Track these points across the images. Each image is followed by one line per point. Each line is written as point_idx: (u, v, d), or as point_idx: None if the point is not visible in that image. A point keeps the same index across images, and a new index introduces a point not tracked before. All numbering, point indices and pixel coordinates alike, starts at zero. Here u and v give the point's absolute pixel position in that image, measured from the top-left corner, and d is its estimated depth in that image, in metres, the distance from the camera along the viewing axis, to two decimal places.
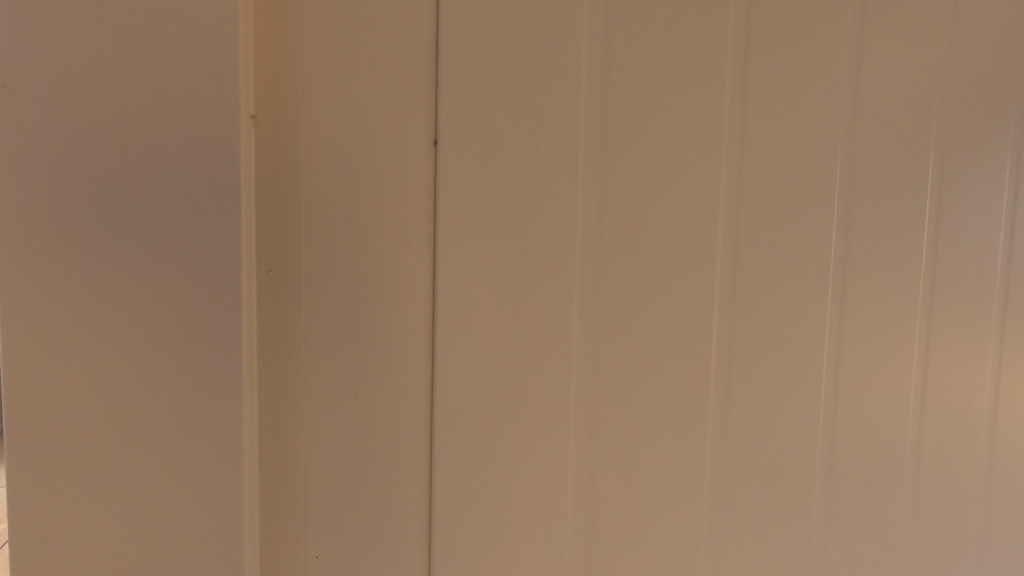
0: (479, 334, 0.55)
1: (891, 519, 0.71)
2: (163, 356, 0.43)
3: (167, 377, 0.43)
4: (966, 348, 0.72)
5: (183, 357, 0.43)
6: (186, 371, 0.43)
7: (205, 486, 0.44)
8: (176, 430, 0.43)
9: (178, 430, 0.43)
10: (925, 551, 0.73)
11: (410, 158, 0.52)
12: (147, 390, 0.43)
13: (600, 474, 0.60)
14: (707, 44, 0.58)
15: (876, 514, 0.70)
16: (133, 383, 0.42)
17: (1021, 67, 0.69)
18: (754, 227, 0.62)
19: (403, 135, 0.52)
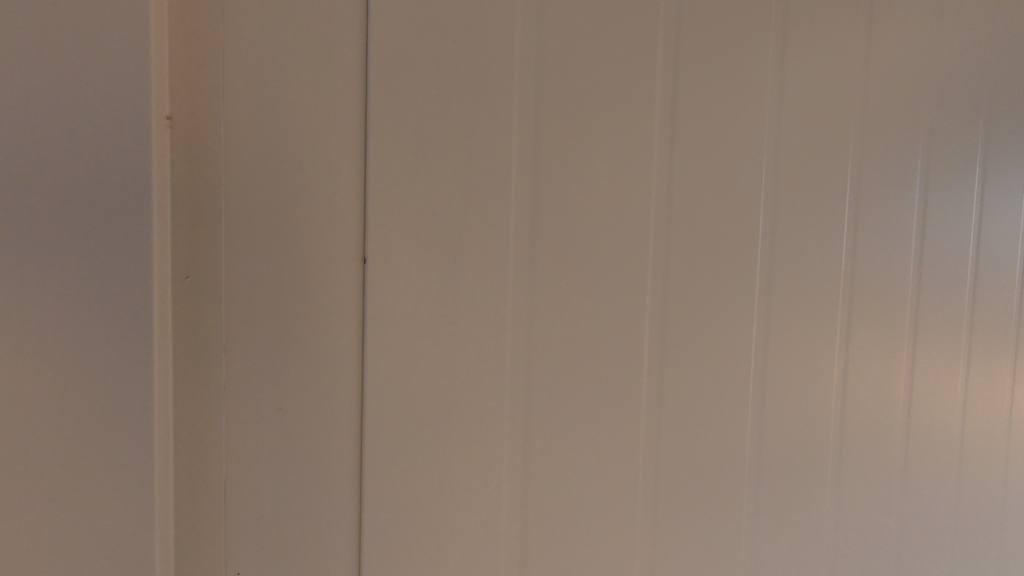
0: (417, 332, 0.54)
1: (816, 507, 0.75)
2: (75, 356, 0.40)
3: (79, 379, 0.40)
4: (883, 345, 0.77)
5: (98, 357, 0.41)
6: (102, 372, 0.41)
7: (124, 491, 0.42)
8: (88, 435, 0.41)
9: (92, 435, 0.41)
10: (848, 538, 0.78)
11: (343, 154, 0.52)
12: (46, 394, 0.40)
13: (540, 470, 0.60)
14: (637, 54, 0.60)
15: (802, 503, 0.74)
16: (40, 386, 0.40)
17: (927, 88, 0.75)
18: (684, 230, 0.64)
19: (331, 134, 0.51)
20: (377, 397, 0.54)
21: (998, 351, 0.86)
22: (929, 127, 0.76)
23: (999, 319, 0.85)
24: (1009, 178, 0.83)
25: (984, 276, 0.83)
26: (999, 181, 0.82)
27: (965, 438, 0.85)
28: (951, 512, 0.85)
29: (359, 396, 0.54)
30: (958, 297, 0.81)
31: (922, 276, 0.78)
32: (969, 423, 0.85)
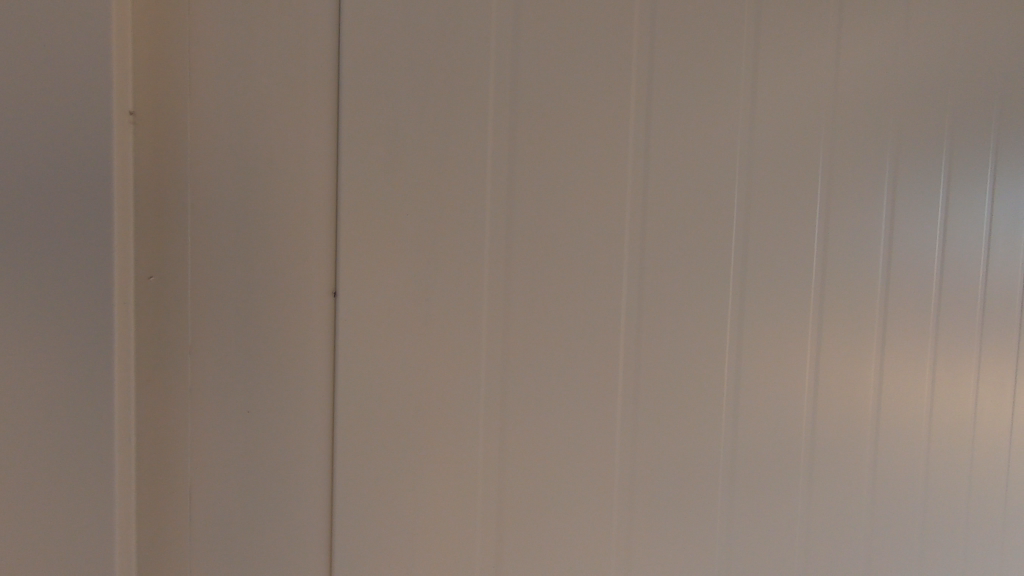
0: (539, 343, 0.45)
1: (856, 526, 0.70)
2: (220, 382, 0.37)
3: (223, 407, 0.37)
4: (918, 351, 0.75)
5: (244, 381, 0.37)
6: (248, 397, 0.37)
7: (274, 526, 0.39)
8: (236, 467, 0.37)
9: (238, 467, 0.38)
10: (888, 550, 0.75)
11: (459, 123, 0.41)
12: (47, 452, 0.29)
13: (643, 500, 0.51)
14: (725, 24, 0.52)
15: (849, 522, 0.69)
16: (184, 418, 0.36)
17: (959, 94, 0.75)
18: (765, 229, 0.56)
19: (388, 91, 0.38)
20: (495, 424, 0.44)
21: (1001, 347, 0.89)
22: (954, 131, 0.75)
23: (1005, 312, 0.89)
24: (1019, 177, 0.87)
25: (996, 271, 0.87)
26: (1010, 181, 0.86)
27: (978, 428, 0.88)
28: (962, 509, 0.88)
29: (475, 426, 0.43)
30: (976, 293, 0.84)
31: (949, 273, 0.79)
32: (982, 413, 0.89)
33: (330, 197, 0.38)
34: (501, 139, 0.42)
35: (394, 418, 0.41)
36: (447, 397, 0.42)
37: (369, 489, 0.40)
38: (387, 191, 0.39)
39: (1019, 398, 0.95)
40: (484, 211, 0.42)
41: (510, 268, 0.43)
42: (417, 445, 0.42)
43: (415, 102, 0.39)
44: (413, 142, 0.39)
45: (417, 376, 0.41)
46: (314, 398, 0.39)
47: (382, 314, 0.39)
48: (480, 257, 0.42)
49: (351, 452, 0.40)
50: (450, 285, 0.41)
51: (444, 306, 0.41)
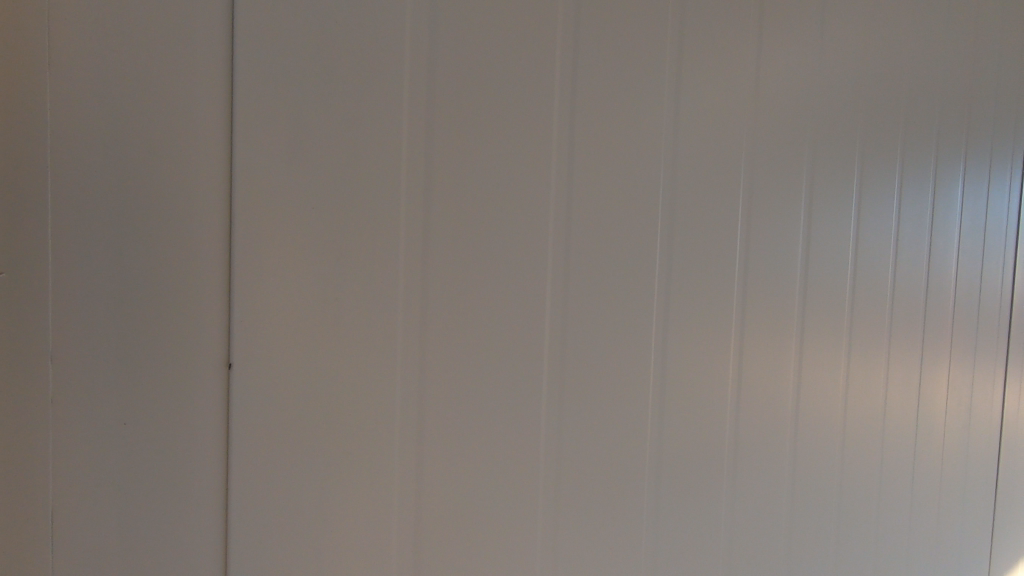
0: (460, 343, 0.43)
1: (777, 520, 0.72)
2: (90, 386, 0.33)
3: (93, 413, 0.33)
4: (831, 350, 0.79)
5: (120, 381, 0.33)
6: (127, 405, 0.34)
7: (155, 547, 0.35)
8: (108, 482, 0.33)
9: (113, 482, 0.33)
10: (807, 541, 0.78)
11: (370, 112, 0.39)
12: None
13: (568, 501, 0.51)
14: (645, 30, 0.52)
15: (770, 517, 0.71)
16: (45, 425, 0.32)
17: (867, 105, 0.79)
18: (686, 232, 0.57)
19: (283, 79, 0.36)
20: (413, 429, 0.42)
21: (904, 345, 0.95)
22: (864, 141, 0.80)
23: (908, 310, 0.96)
24: (917, 184, 0.93)
25: (901, 272, 0.93)
26: (911, 187, 0.92)
27: (887, 420, 0.94)
28: (873, 499, 0.92)
29: (391, 431, 0.41)
30: (884, 293, 0.89)
31: (861, 274, 0.83)
32: (890, 405, 0.94)
33: (222, 182, 0.35)
34: (417, 131, 0.40)
35: (299, 421, 0.38)
36: (359, 400, 0.40)
37: (270, 500, 0.37)
38: (290, 181, 0.36)
39: (920, 390, 1.02)
40: (399, 205, 0.40)
41: (429, 264, 0.41)
42: (325, 452, 0.39)
43: (321, 86, 0.37)
44: (319, 129, 0.37)
45: (325, 377, 0.38)
46: (204, 403, 0.36)
47: (285, 310, 0.37)
48: (396, 253, 0.40)
49: (248, 460, 0.36)
50: (361, 280, 0.39)
51: (356, 303, 0.39)
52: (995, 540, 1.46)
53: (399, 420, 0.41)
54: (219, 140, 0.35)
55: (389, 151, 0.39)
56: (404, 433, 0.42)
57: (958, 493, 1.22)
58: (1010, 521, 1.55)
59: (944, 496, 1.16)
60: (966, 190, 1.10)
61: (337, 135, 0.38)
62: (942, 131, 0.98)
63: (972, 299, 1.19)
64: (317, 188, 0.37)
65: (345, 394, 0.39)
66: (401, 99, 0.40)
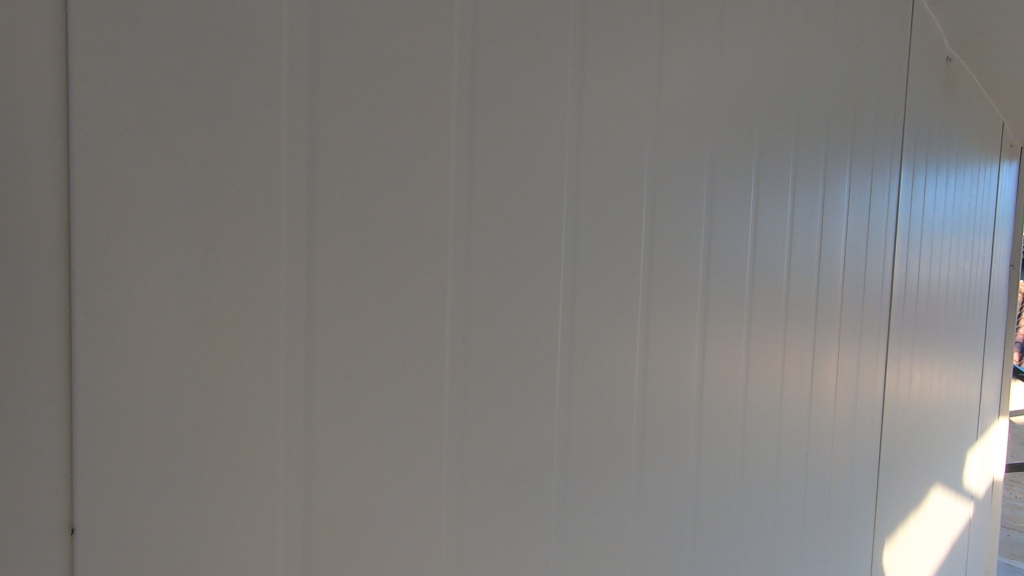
0: (352, 351, 0.39)
1: (683, 504, 0.75)
2: None
3: None
4: (731, 341, 0.83)
5: None
6: None
7: None
8: None
9: None
10: (712, 523, 0.82)
11: (242, 89, 0.33)
12: None
13: (478, 505, 0.49)
14: (548, 27, 0.51)
15: (676, 502, 0.74)
16: None
17: (760, 111, 0.84)
18: (591, 229, 0.58)
19: (135, 43, 0.30)
20: (299, 451, 0.37)
21: (797, 334, 1.02)
22: (759, 145, 0.84)
23: (802, 301, 1.03)
24: (808, 183, 1.00)
25: (795, 264, 0.99)
26: (803, 186, 0.98)
27: (784, 403, 1.00)
28: (772, 479, 0.98)
29: (274, 455, 0.36)
30: (780, 285, 0.95)
31: (759, 266, 0.88)
32: (786, 389, 1.00)
33: (58, 170, 0.28)
34: (299, 115, 0.36)
35: (160, 453, 0.32)
36: (235, 421, 0.34)
37: (129, 541, 0.31)
38: (144, 168, 0.30)
39: (813, 373, 1.10)
40: (279, 197, 0.35)
41: (316, 264, 0.37)
42: (193, 485, 0.33)
43: (179, 56, 0.31)
44: (184, 102, 0.31)
45: (190, 399, 0.33)
46: (41, 444, 0.29)
47: (136, 322, 0.31)
48: (280, 248, 0.35)
49: (100, 507, 0.30)
50: (235, 284, 0.34)
51: (228, 312, 0.34)
52: (878, 509, 1.61)
53: (283, 441, 0.36)
54: (52, 116, 0.28)
55: (266, 136, 0.34)
56: (289, 456, 0.37)
57: (846, 466, 1.33)
58: (889, 488, 1.71)
59: (834, 471, 1.26)
60: (851, 190, 1.20)
61: (203, 115, 0.32)
62: (829, 135, 1.06)
63: (857, 290, 1.30)
64: (175, 176, 0.31)
65: (217, 416, 0.34)
66: (279, 78, 0.35)
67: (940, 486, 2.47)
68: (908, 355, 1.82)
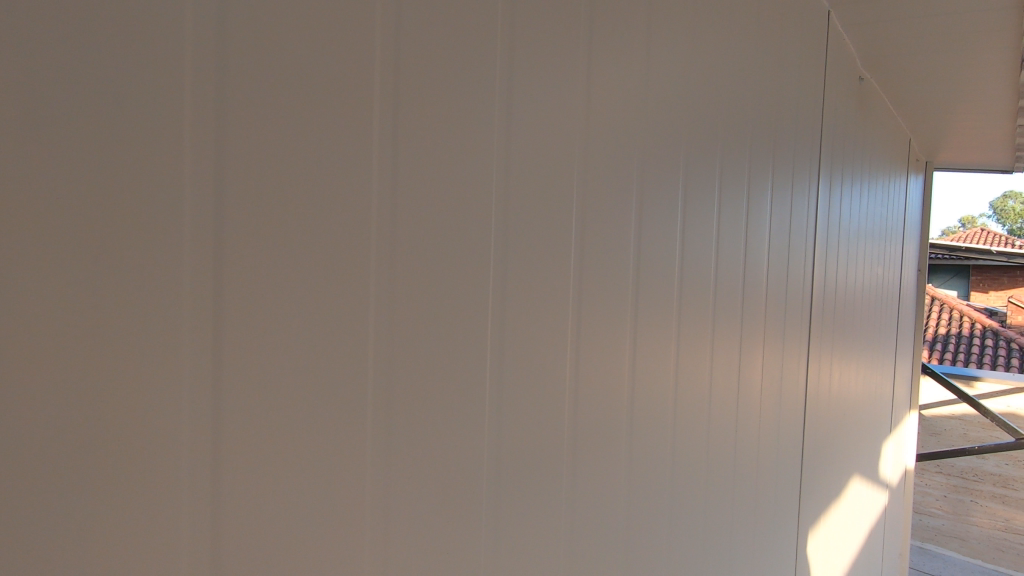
0: (265, 359, 0.38)
1: (614, 506, 0.76)
2: None
3: None
4: (661, 345, 0.86)
5: None
6: None
7: None
8: None
9: None
10: (643, 522, 0.84)
11: (140, 81, 0.31)
12: None
13: (406, 515, 0.48)
14: (475, 36, 0.51)
15: (608, 503, 0.75)
16: None
17: (686, 124, 0.87)
18: (520, 237, 0.58)
19: (15, 25, 0.27)
20: (206, 467, 0.35)
21: (723, 337, 1.07)
22: (686, 156, 0.88)
23: (728, 305, 1.07)
24: (733, 191, 1.05)
25: (722, 270, 1.04)
26: (728, 196, 1.03)
27: (712, 403, 1.04)
28: (701, 478, 1.02)
29: (178, 473, 0.34)
30: (708, 290, 0.99)
31: (687, 272, 0.92)
32: (714, 390, 1.04)
33: None
34: (205, 112, 0.34)
35: (45, 476, 0.29)
36: (133, 439, 0.32)
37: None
38: (23, 166, 0.27)
39: (740, 373, 1.15)
40: (183, 198, 0.33)
41: (224, 269, 0.35)
42: (84, 512, 0.30)
43: (68, 42, 0.28)
44: (73, 92, 0.29)
45: (79, 416, 0.30)
46: None
47: (13, 334, 0.27)
48: (183, 252, 0.33)
49: None
50: (133, 290, 0.31)
51: (124, 322, 0.31)
52: (802, 502, 1.69)
53: (188, 460, 0.34)
54: None
55: (168, 133, 0.32)
56: (196, 473, 0.34)
57: (772, 462, 1.39)
58: (811, 481, 1.81)
59: (760, 467, 1.32)
60: (773, 199, 1.27)
61: (94, 107, 0.29)
62: (752, 148, 1.12)
63: (780, 294, 1.37)
64: (61, 176, 0.29)
65: (113, 436, 0.31)
66: (183, 74, 0.33)
67: (858, 478, 2.64)
68: (827, 356, 1.93)
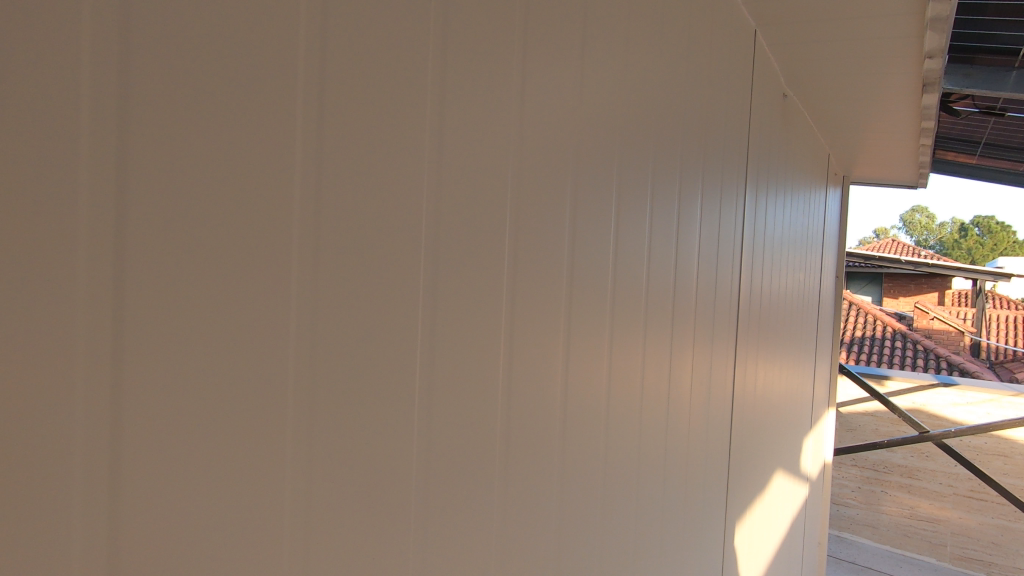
0: (173, 365, 0.35)
1: (547, 505, 0.78)
2: None
3: None
4: (594, 346, 0.88)
5: None
6: None
7: None
8: None
9: None
10: (576, 520, 0.85)
11: (28, 66, 0.29)
12: None
13: (330, 520, 0.47)
14: (407, 35, 0.51)
15: (540, 502, 0.76)
16: None
17: (620, 131, 0.90)
18: (451, 238, 0.58)
19: None
20: (104, 476, 0.33)
21: (655, 339, 1.10)
22: (619, 163, 0.90)
23: (659, 308, 1.11)
24: (664, 200, 1.09)
25: (654, 274, 1.07)
26: (660, 202, 1.07)
27: (644, 403, 1.07)
28: (633, 475, 1.05)
29: (70, 482, 0.32)
30: (640, 294, 1.02)
31: (620, 276, 0.94)
32: (645, 390, 1.08)
33: None
34: (105, 100, 0.32)
35: None
36: (16, 450, 0.29)
37: None
38: None
39: (670, 376, 1.19)
40: (77, 194, 0.31)
41: (127, 267, 0.33)
42: None
43: None
44: None
45: None
46: None
47: None
48: (78, 248, 0.31)
49: None
50: (19, 288, 0.29)
51: (7, 321, 0.29)
52: (728, 496, 1.77)
53: (81, 469, 0.32)
54: None
55: (61, 122, 0.30)
56: (91, 483, 0.32)
57: (701, 459, 1.45)
58: (738, 477, 1.90)
59: (690, 464, 1.37)
60: (703, 208, 1.32)
61: None
62: (684, 157, 1.17)
63: (709, 298, 1.43)
64: None
65: None
66: (80, 57, 0.31)
67: (782, 472, 2.80)
68: (753, 357, 2.03)
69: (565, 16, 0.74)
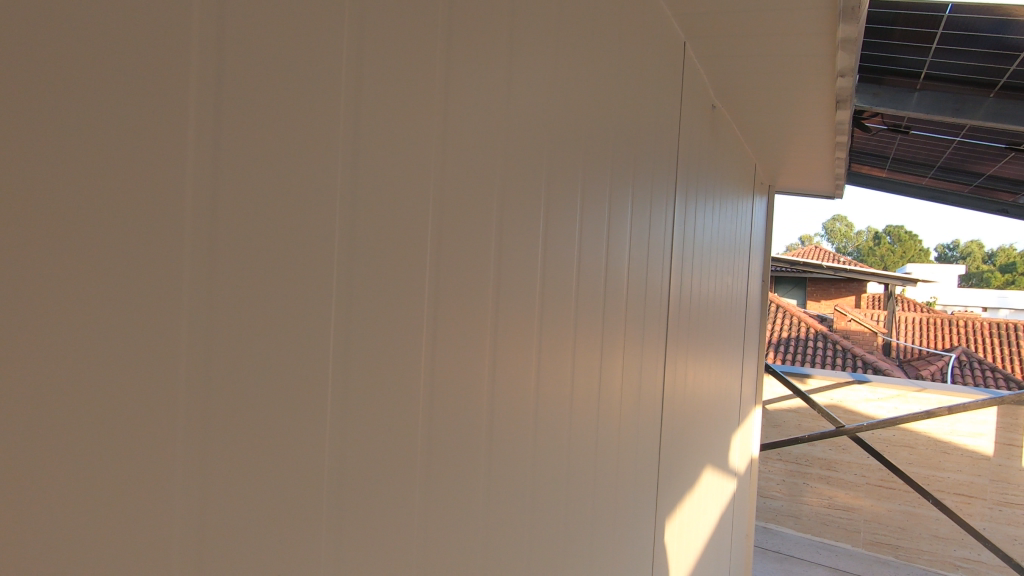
0: (40, 370, 0.32)
1: (471, 505, 0.77)
2: None
3: None
4: (523, 346, 0.88)
5: None
6: None
7: None
8: None
9: None
10: (502, 520, 0.85)
11: None
12: None
13: (232, 531, 0.44)
14: (318, 24, 0.49)
15: (465, 503, 0.75)
16: None
17: (548, 133, 0.90)
18: (369, 235, 0.56)
19: None
20: None
21: (584, 338, 1.12)
22: (547, 164, 0.91)
23: (589, 309, 1.13)
24: (594, 202, 1.10)
25: (584, 275, 1.09)
26: (590, 204, 1.08)
27: (574, 402, 1.09)
28: (562, 473, 1.05)
29: None
30: (570, 294, 1.03)
31: (550, 277, 0.95)
32: (575, 389, 1.09)
33: None
34: None
35: None
36: None
37: None
38: None
39: (600, 375, 1.21)
40: None
41: None
42: None
43: None
44: None
45: None
46: None
47: None
48: None
49: None
50: None
51: None
52: (659, 491, 1.82)
53: None
54: None
55: None
56: None
57: (631, 456, 1.48)
58: (668, 472, 1.96)
59: (620, 461, 1.40)
60: (634, 212, 1.36)
61: None
62: (613, 161, 1.19)
63: (639, 299, 1.47)
64: None
65: None
66: None
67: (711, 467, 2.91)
68: (683, 356, 2.11)
69: (491, 16, 0.73)
